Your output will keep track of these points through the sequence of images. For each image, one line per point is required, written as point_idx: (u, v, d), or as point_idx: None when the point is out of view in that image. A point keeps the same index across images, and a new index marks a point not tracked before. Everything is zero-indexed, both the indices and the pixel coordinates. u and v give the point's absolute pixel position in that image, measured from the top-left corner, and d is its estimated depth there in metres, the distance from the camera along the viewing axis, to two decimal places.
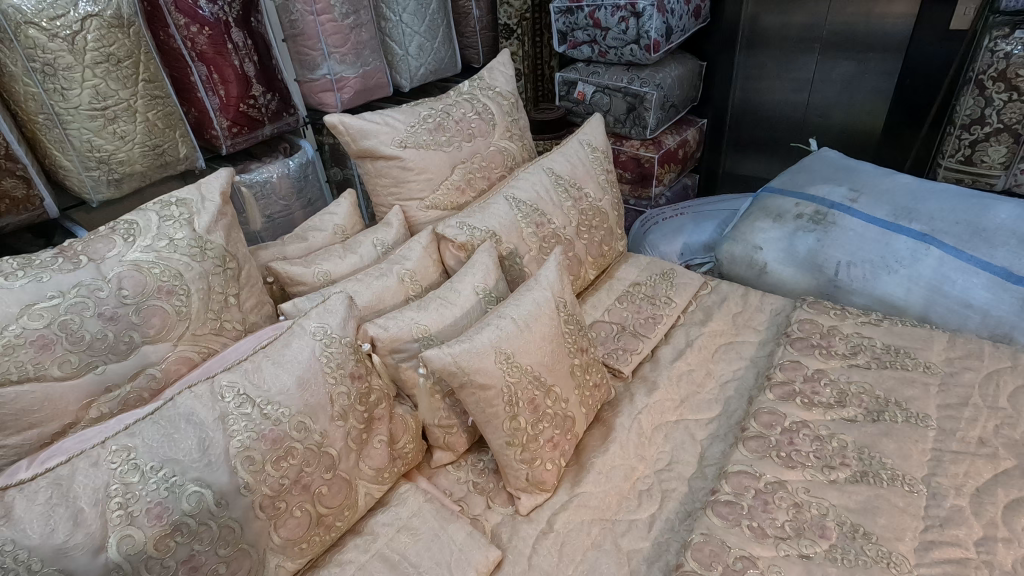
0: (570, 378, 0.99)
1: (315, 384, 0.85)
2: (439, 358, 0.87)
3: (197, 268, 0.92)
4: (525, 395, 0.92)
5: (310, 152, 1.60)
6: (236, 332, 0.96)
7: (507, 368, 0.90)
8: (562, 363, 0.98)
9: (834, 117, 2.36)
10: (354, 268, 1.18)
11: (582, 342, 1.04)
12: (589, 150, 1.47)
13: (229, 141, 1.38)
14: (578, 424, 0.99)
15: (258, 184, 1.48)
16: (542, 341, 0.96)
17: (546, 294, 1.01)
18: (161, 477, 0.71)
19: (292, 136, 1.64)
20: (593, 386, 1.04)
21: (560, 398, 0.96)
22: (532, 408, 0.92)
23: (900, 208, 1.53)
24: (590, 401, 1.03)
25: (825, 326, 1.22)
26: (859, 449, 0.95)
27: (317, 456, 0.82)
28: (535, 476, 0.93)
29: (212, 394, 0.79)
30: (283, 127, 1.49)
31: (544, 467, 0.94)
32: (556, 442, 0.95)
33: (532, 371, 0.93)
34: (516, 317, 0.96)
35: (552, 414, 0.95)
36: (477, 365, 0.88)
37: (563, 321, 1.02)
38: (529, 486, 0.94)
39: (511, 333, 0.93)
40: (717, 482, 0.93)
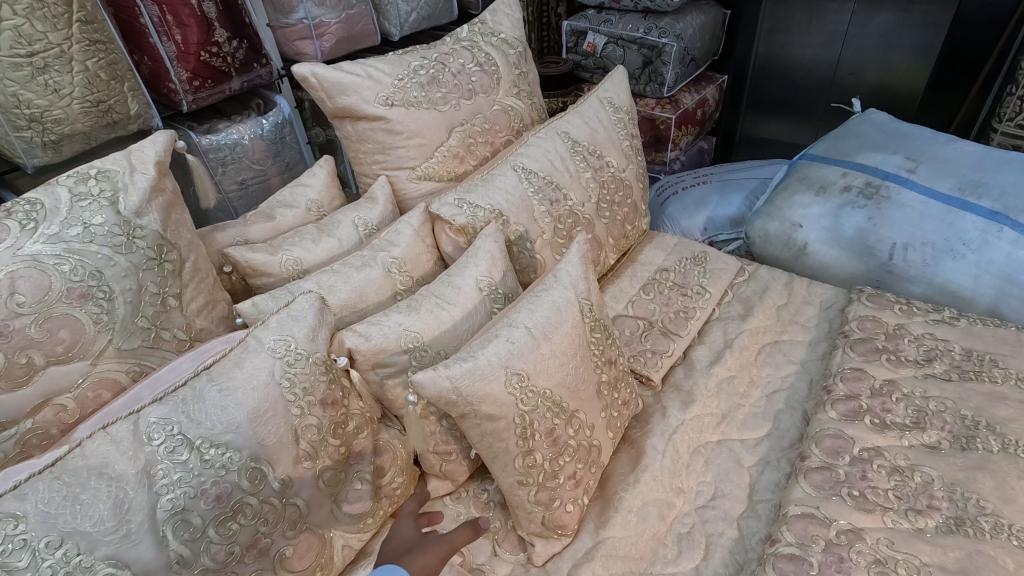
0: (595, 398, 0.81)
1: (274, 418, 0.66)
2: (432, 385, 0.68)
3: (121, 263, 0.72)
4: (542, 424, 0.74)
5: (286, 110, 1.36)
6: (178, 343, 0.77)
7: (521, 394, 0.73)
8: (588, 381, 0.80)
9: (866, 75, 2.09)
10: (331, 255, 0.97)
11: (609, 353, 0.86)
12: (611, 111, 1.24)
13: (190, 97, 1.13)
14: (604, 453, 0.82)
15: (226, 148, 1.26)
16: (563, 357, 0.78)
17: (568, 294, 0.83)
18: (59, 558, 0.53)
19: (267, 91, 1.40)
20: (620, 405, 0.86)
21: (584, 426, 0.79)
22: (551, 440, 0.75)
23: (966, 181, 1.31)
24: (616, 424, 0.85)
25: (891, 325, 1.03)
26: (948, 487, 0.77)
27: (279, 510, 0.65)
28: (553, 520, 0.76)
29: (135, 436, 0.60)
30: (254, 81, 1.24)
31: (563, 509, 0.77)
32: (577, 478, 0.78)
33: (552, 395, 0.75)
34: (531, 326, 0.77)
35: (574, 445, 0.77)
36: (487, 391, 0.71)
37: (588, 329, 0.83)
38: (545, 531, 0.77)
39: (526, 347, 0.75)
40: (775, 527, 0.76)
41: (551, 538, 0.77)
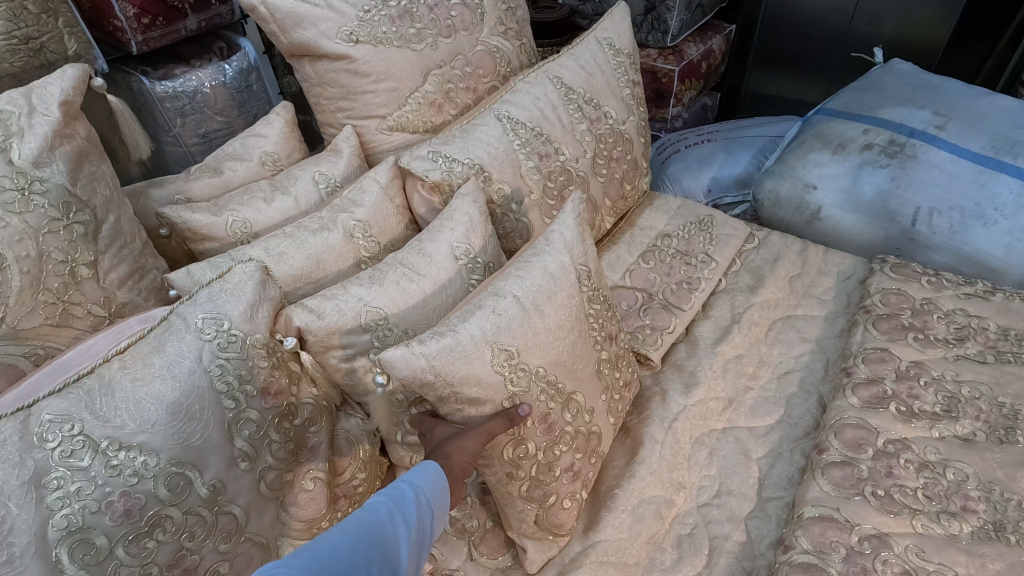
0: (594, 380, 0.71)
1: (201, 413, 0.55)
2: (403, 364, 0.57)
3: (14, 225, 0.59)
4: (535, 411, 0.64)
5: (252, 54, 1.19)
6: (94, 321, 0.65)
7: (510, 372, 0.62)
8: (588, 361, 0.70)
9: (884, 26, 1.90)
10: (285, 216, 0.85)
11: (609, 330, 0.75)
12: (610, 54, 1.10)
13: (140, 37, 1.00)
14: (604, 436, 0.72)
15: (184, 96, 1.10)
16: (558, 333, 0.66)
17: (562, 260, 0.71)
18: None
19: (229, 32, 1.24)
20: (622, 387, 0.76)
21: (583, 411, 0.68)
22: (545, 428, 0.65)
23: (1002, 138, 1.18)
24: (619, 405, 0.75)
25: (918, 299, 0.93)
26: (985, 486, 0.68)
27: (208, 521, 0.54)
28: (548, 520, 0.67)
29: (23, 439, 0.49)
30: (214, 19, 1.11)
31: (558, 506, 0.67)
32: (575, 471, 0.68)
33: (546, 375, 0.65)
34: (519, 294, 0.66)
35: (573, 432, 0.67)
36: (471, 372, 0.60)
37: (586, 301, 0.72)
38: (537, 531, 0.67)
39: (516, 318, 0.64)
40: (788, 531, 0.67)
41: (545, 539, 0.67)
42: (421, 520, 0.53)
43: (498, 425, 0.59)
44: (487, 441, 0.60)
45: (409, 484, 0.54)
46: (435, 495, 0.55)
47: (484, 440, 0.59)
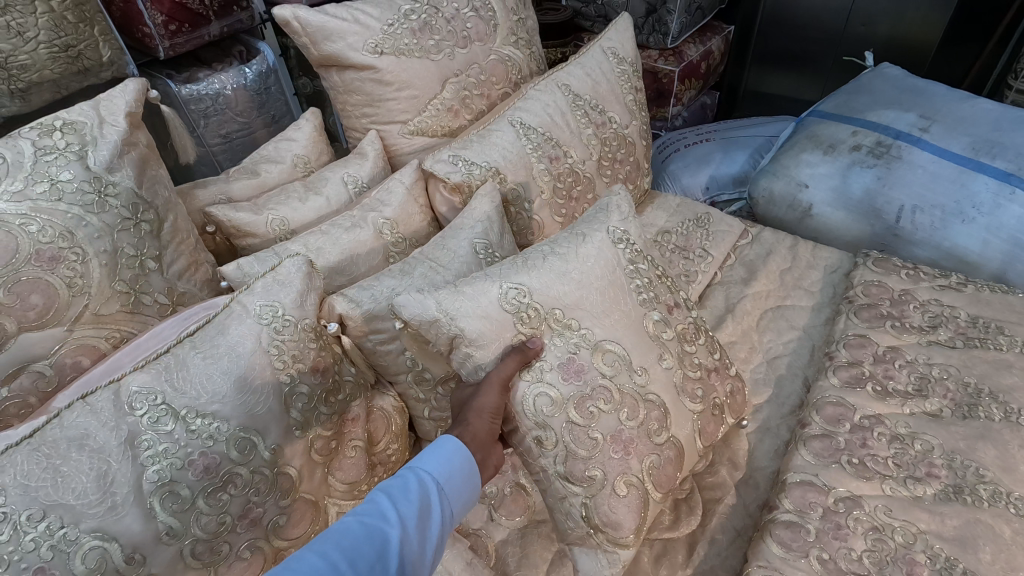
0: (650, 344, 0.77)
1: (263, 387, 0.64)
2: (417, 304, 0.68)
3: (94, 223, 0.67)
4: (551, 357, 0.72)
5: (270, 58, 1.29)
6: (159, 309, 0.73)
7: (518, 310, 0.72)
8: (631, 317, 0.77)
9: (879, 28, 1.96)
10: (319, 215, 0.93)
11: (659, 296, 0.82)
12: (615, 63, 1.18)
13: (167, 42, 1.09)
14: (675, 422, 0.75)
15: (207, 99, 1.19)
16: (582, 286, 0.76)
17: (597, 233, 0.82)
18: (43, 531, 0.51)
19: (248, 37, 1.30)
20: (696, 365, 0.80)
21: (626, 362, 0.74)
22: (567, 374, 0.72)
23: (981, 140, 1.26)
24: (693, 390, 0.78)
25: (896, 290, 1.01)
26: (948, 455, 0.77)
27: (270, 480, 0.63)
28: (605, 515, 0.69)
29: (117, 407, 0.58)
30: (234, 25, 1.20)
31: (615, 495, 0.70)
32: (626, 443, 0.71)
33: (559, 315, 0.74)
34: (552, 254, 0.78)
35: (600, 381, 0.72)
36: (482, 307, 0.71)
37: (628, 264, 0.81)
38: (596, 535, 0.70)
39: (542, 266, 0.76)
40: (774, 494, 0.75)
41: (607, 537, 0.70)
42: (425, 502, 0.58)
43: (514, 365, 0.69)
44: (503, 388, 0.68)
45: (412, 473, 0.60)
46: (442, 477, 0.61)
47: (502, 386, 0.68)
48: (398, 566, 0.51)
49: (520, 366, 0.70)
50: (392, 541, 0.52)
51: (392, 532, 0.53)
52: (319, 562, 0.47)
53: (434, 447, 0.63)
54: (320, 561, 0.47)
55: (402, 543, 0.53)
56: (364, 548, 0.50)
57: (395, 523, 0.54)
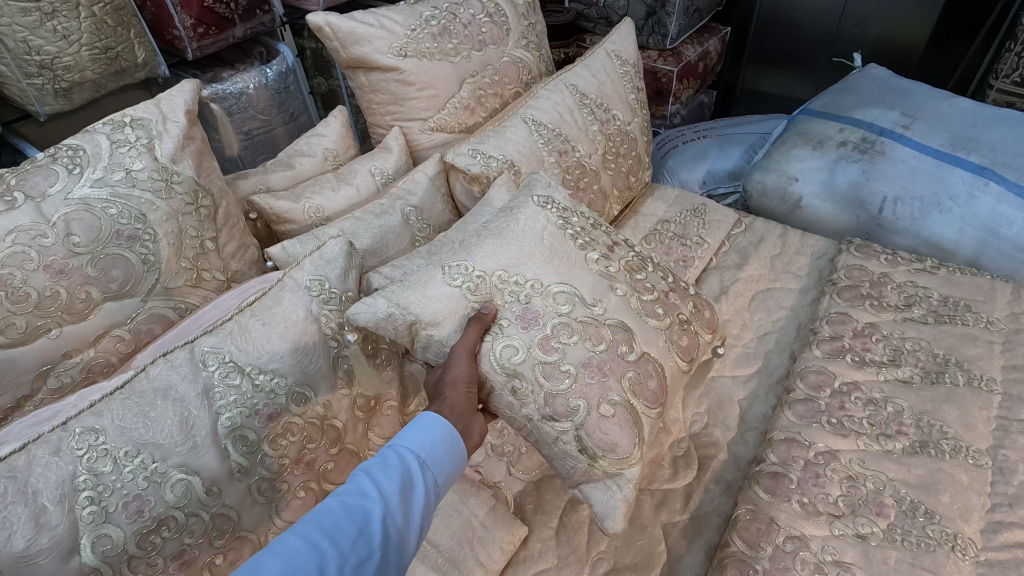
0: (599, 278, 0.84)
1: (313, 349, 0.73)
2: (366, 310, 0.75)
3: (162, 207, 0.76)
4: (508, 311, 0.79)
5: (289, 58, 1.36)
6: (217, 284, 0.82)
7: (463, 279, 0.79)
8: (573, 259, 0.84)
9: (870, 29, 2.05)
10: (350, 203, 1.01)
11: (595, 237, 0.89)
12: (618, 64, 1.27)
13: (195, 44, 1.16)
14: (644, 342, 0.82)
15: (232, 97, 1.26)
16: (522, 246, 0.83)
17: (522, 203, 0.89)
18: (138, 465, 0.61)
19: (268, 38, 1.38)
20: (649, 287, 0.88)
21: (579, 297, 0.81)
22: (525, 323, 0.78)
23: (958, 137, 1.35)
24: (655, 309, 0.86)
25: (876, 273, 1.11)
26: (917, 415, 0.86)
27: (321, 430, 0.72)
28: (600, 439, 0.75)
29: (192, 364, 0.67)
30: (257, 27, 1.27)
31: (603, 419, 0.76)
32: (599, 367, 0.77)
33: (507, 276, 0.81)
34: (486, 233, 0.85)
35: (556, 319, 0.79)
36: (429, 285, 0.78)
37: (559, 219, 0.88)
38: (598, 466, 0.75)
39: (478, 244, 0.83)
40: (761, 450, 0.85)
41: (608, 459, 0.75)
42: (408, 477, 0.59)
43: (475, 333, 0.76)
44: (469, 357, 0.75)
45: (394, 450, 0.61)
46: (423, 452, 0.62)
47: (470, 355, 0.75)
48: (381, 541, 0.53)
49: (480, 331, 0.76)
50: (374, 518, 0.53)
51: (374, 510, 0.54)
52: (300, 544, 0.49)
53: (415, 425, 0.64)
54: (300, 544, 0.49)
55: (384, 520, 0.54)
56: (345, 527, 0.51)
57: (377, 500, 0.55)
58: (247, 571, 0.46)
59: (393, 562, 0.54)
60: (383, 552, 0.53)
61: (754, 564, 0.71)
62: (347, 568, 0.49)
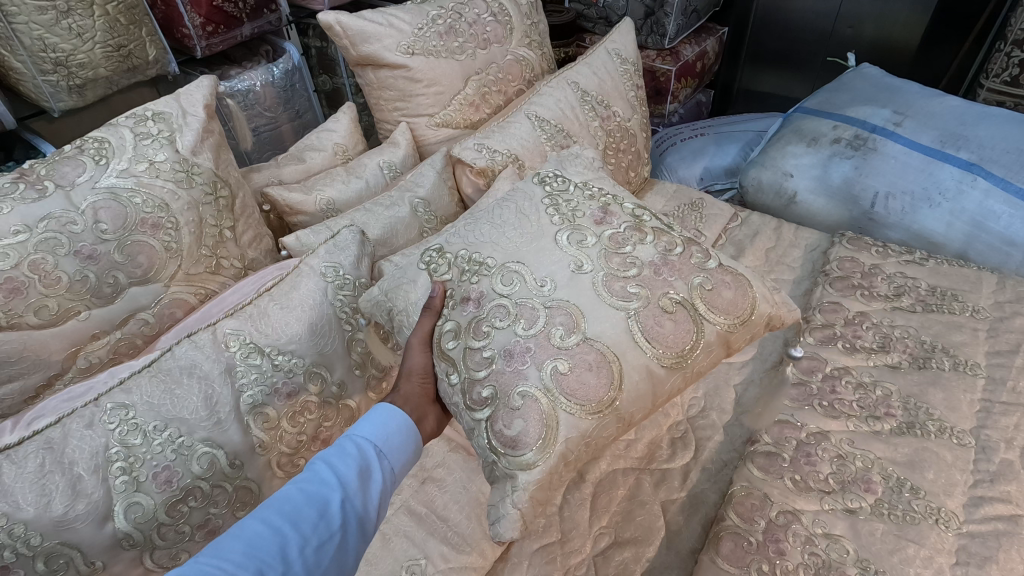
0: (556, 253, 0.79)
1: (329, 332, 0.77)
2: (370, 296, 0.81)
3: (184, 197, 0.80)
4: (457, 293, 0.79)
5: (295, 57, 1.38)
6: (234, 272, 0.86)
7: (431, 264, 0.83)
8: (539, 237, 0.81)
9: (865, 29, 2.09)
10: (359, 195, 1.05)
11: (579, 214, 0.84)
12: (619, 63, 1.31)
13: (204, 42, 1.19)
14: (592, 326, 0.75)
15: (240, 94, 1.29)
16: (494, 226, 0.84)
17: (519, 187, 0.90)
18: (166, 439, 0.64)
19: (274, 37, 1.41)
20: (629, 261, 0.79)
21: (526, 276, 0.78)
22: (469, 305, 0.78)
23: (948, 134, 1.39)
24: (623, 289, 0.77)
25: (867, 264, 1.15)
26: (904, 398, 0.90)
27: (337, 409, 0.76)
28: (502, 434, 0.70)
29: (215, 344, 0.71)
30: (264, 27, 1.30)
31: (511, 410, 0.71)
32: (519, 352, 0.73)
33: (467, 257, 0.81)
34: (471, 217, 0.89)
35: (495, 301, 0.77)
36: (402, 275, 0.82)
37: (545, 197, 0.86)
38: (500, 459, 0.70)
39: (458, 228, 0.87)
40: (756, 431, 0.89)
41: (511, 458, 0.70)
42: (366, 464, 0.60)
43: (426, 322, 0.78)
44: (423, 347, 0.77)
45: (350, 438, 0.62)
46: (380, 441, 0.63)
47: (422, 346, 0.77)
48: (340, 523, 0.55)
49: (432, 319, 0.78)
50: (332, 504, 0.55)
51: (332, 496, 0.56)
52: (260, 529, 0.51)
53: (372, 414, 0.65)
54: (260, 527, 0.51)
55: (344, 504, 0.56)
56: (304, 512, 0.53)
57: (336, 487, 0.56)
58: (208, 554, 0.48)
59: (353, 542, 0.56)
60: (343, 534, 0.55)
61: (748, 537, 0.75)
62: (308, 549, 0.51)
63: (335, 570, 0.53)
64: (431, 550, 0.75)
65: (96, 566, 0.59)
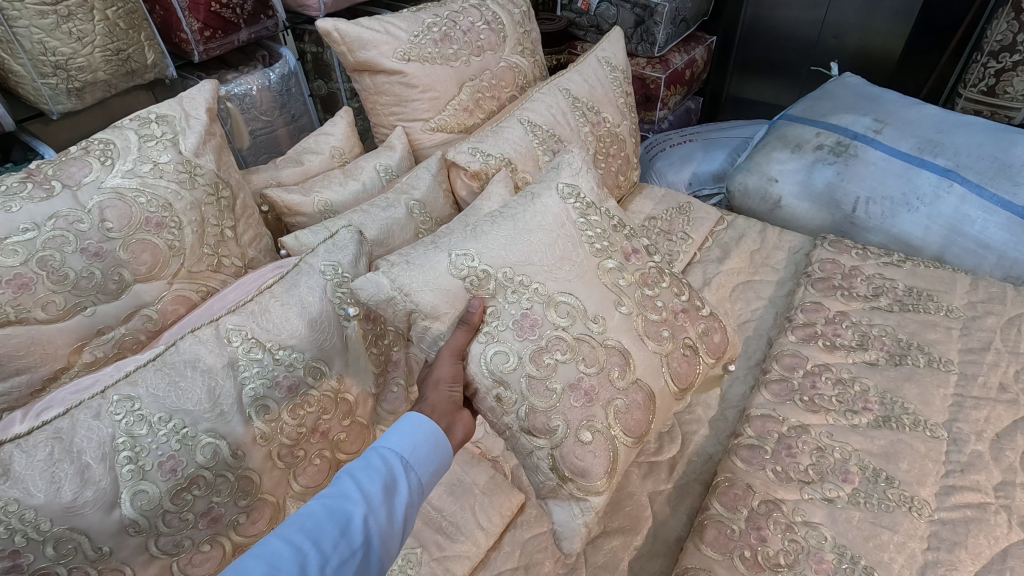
0: (605, 291, 0.86)
1: (326, 326, 0.79)
2: (372, 286, 0.80)
3: (187, 197, 0.82)
4: (506, 318, 0.81)
5: (292, 62, 1.41)
6: (234, 270, 0.88)
7: (466, 275, 0.82)
8: (582, 266, 0.87)
9: (849, 39, 2.15)
10: (356, 197, 1.07)
11: (611, 245, 0.91)
12: (609, 70, 1.35)
13: (201, 47, 1.21)
14: (638, 364, 0.85)
15: (237, 98, 1.31)
16: (539, 244, 0.86)
17: (551, 193, 0.92)
18: (171, 430, 0.66)
19: (271, 42, 1.44)
20: (658, 307, 0.90)
21: (580, 310, 0.83)
22: (522, 331, 0.81)
23: (925, 141, 1.44)
24: (657, 331, 0.88)
25: (847, 266, 1.19)
26: (881, 393, 0.94)
27: (335, 403, 0.78)
28: (573, 463, 0.78)
29: (218, 339, 0.73)
30: (261, 32, 1.32)
31: (579, 444, 0.78)
32: (586, 391, 0.80)
33: (511, 275, 0.83)
34: (500, 219, 0.88)
35: (553, 333, 0.81)
36: (433, 279, 0.81)
37: (578, 217, 0.91)
38: (566, 486, 0.79)
39: (488, 233, 0.86)
40: (740, 424, 0.92)
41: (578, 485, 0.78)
42: (393, 477, 0.62)
43: (463, 337, 0.80)
44: (454, 357, 0.79)
45: (377, 451, 0.64)
46: (408, 453, 0.65)
47: (454, 355, 0.79)
48: (361, 541, 0.55)
49: (469, 335, 0.80)
50: (356, 519, 0.56)
51: (355, 511, 0.57)
52: (282, 547, 0.51)
53: (401, 424, 0.66)
54: (282, 545, 0.51)
55: (367, 519, 0.57)
56: (326, 529, 0.54)
57: (359, 501, 0.57)
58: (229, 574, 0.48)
59: (373, 562, 0.57)
60: (365, 551, 0.55)
61: (731, 524, 0.78)
62: (328, 569, 0.52)
63: None
64: (426, 540, 0.78)
65: (103, 551, 0.61)
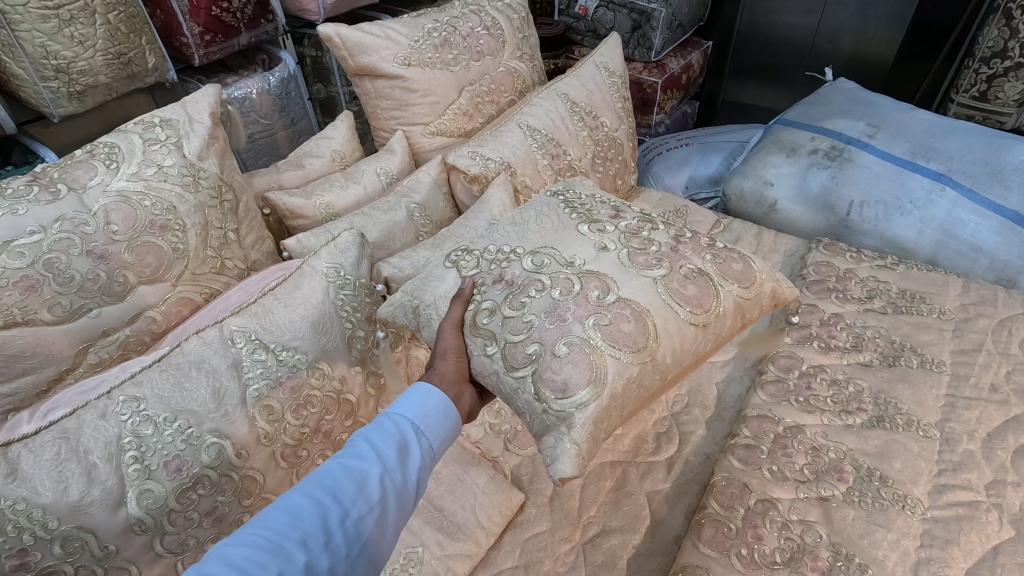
0: (582, 239, 0.85)
1: (328, 328, 0.80)
2: (399, 309, 0.85)
3: (191, 200, 0.83)
4: (488, 278, 0.83)
5: (291, 66, 1.42)
6: (237, 272, 0.89)
7: (458, 261, 0.87)
8: (563, 229, 0.87)
9: (842, 43, 2.17)
10: (357, 200, 1.09)
11: (595, 212, 0.90)
12: (606, 75, 1.36)
13: (201, 51, 1.22)
14: (626, 289, 0.79)
15: (237, 102, 1.32)
16: (519, 225, 0.89)
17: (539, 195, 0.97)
18: (176, 429, 0.67)
19: (270, 46, 1.45)
20: (647, 242, 0.85)
21: (556, 255, 0.82)
22: (501, 284, 0.81)
23: (918, 146, 1.46)
24: (646, 261, 0.82)
25: (841, 269, 1.20)
26: (875, 394, 0.96)
27: (337, 403, 0.79)
28: (552, 380, 0.73)
29: (222, 341, 0.74)
30: (261, 36, 1.33)
31: (556, 359, 0.74)
32: (558, 312, 0.76)
33: (493, 251, 0.86)
34: (492, 223, 0.93)
35: (528, 276, 0.81)
36: (436, 277, 0.86)
37: (561, 202, 0.92)
38: (551, 408, 0.72)
39: (479, 233, 0.91)
40: (736, 425, 0.93)
41: (565, 401, 0.72)
42: (407, 440, 0.62)
43: (457, 308, 0.81)
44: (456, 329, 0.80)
45: (390, 416, 0.63)
46: (419, 418, 0.64)
47: (455, 327, 0.79)
48: (379, 497, 0.56)
49: (463, 304, 0.81)
50: (372, 477, 0.56)
51: (371, 469, 0.57)
52: (303, 501, 0.52)
53: (409, 393, 0.66)
54: (303, 500, 0.53)
55: (383, 478, 0.57)
56: (344, 484, 0.55)
57: (374, 461, 0.58)
58: (255, 525, 0.50)
59: (392, 518, 0.57)
60: (383, 506, 0.56)
61: (728, 523, 0.79)
62: (348, 521, 0.53)
63: (375, 542, 0.55)
64: (427, 538, 0.79)
65: (109, 550, 0.62)
